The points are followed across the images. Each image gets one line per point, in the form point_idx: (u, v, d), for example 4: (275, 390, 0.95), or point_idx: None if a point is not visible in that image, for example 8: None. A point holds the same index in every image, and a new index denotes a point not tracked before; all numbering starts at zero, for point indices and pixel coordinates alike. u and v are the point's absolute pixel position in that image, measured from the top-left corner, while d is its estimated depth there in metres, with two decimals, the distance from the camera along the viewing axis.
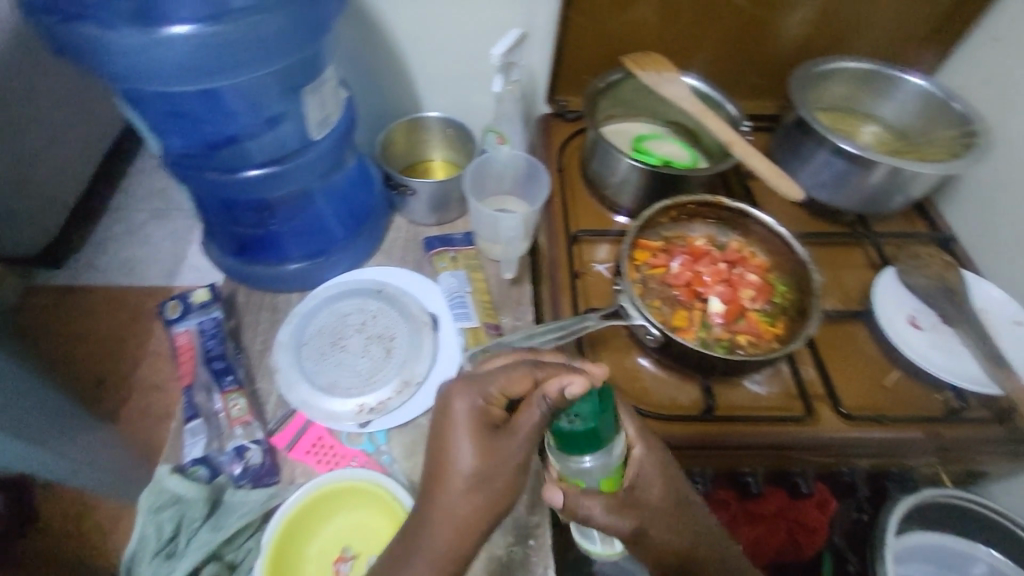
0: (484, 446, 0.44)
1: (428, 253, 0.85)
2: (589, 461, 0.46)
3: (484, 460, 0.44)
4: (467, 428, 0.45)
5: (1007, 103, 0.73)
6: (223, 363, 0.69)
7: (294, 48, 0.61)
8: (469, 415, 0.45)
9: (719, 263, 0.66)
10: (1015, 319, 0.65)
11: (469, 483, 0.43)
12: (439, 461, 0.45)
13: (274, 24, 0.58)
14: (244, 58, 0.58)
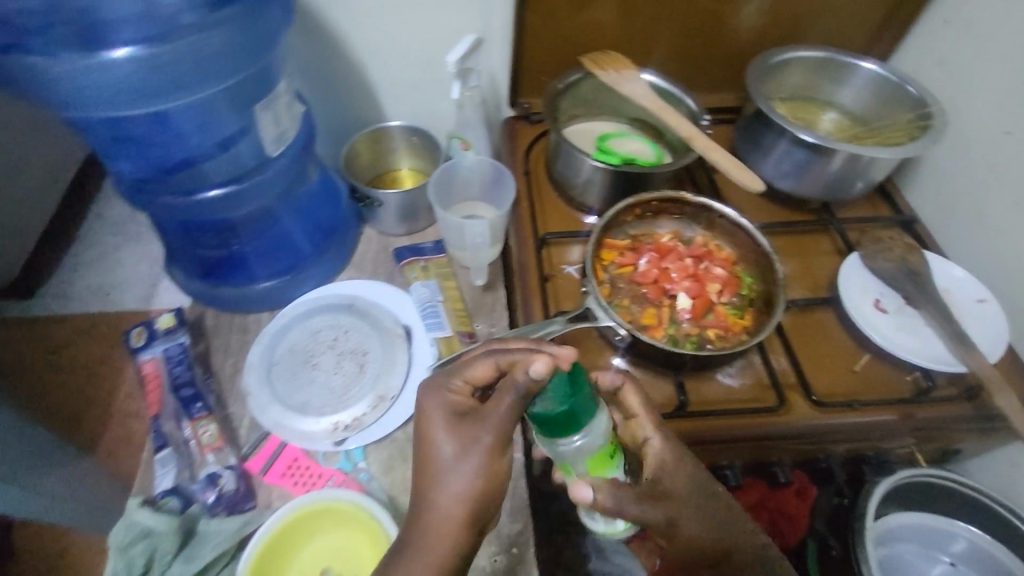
0: (457, 434, 0.45)
1: (399, 264, 0.84)
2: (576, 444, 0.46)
3: (461, 448, 0.44)
4: (439, 419, 0.46)
5: (959, 84, 0.74)
6: (192, 390, 0.68)
7: (243, 67, 0.61)
8: (438, 407, 0.46)
9: (686, 258, 0.66)
10: (978, 297, 0.66)
11: (452, 474, 0.44)
12: (422, 456, 0.46)
13: (220, 42, 0.58)
14: (194, 77, 0.57)
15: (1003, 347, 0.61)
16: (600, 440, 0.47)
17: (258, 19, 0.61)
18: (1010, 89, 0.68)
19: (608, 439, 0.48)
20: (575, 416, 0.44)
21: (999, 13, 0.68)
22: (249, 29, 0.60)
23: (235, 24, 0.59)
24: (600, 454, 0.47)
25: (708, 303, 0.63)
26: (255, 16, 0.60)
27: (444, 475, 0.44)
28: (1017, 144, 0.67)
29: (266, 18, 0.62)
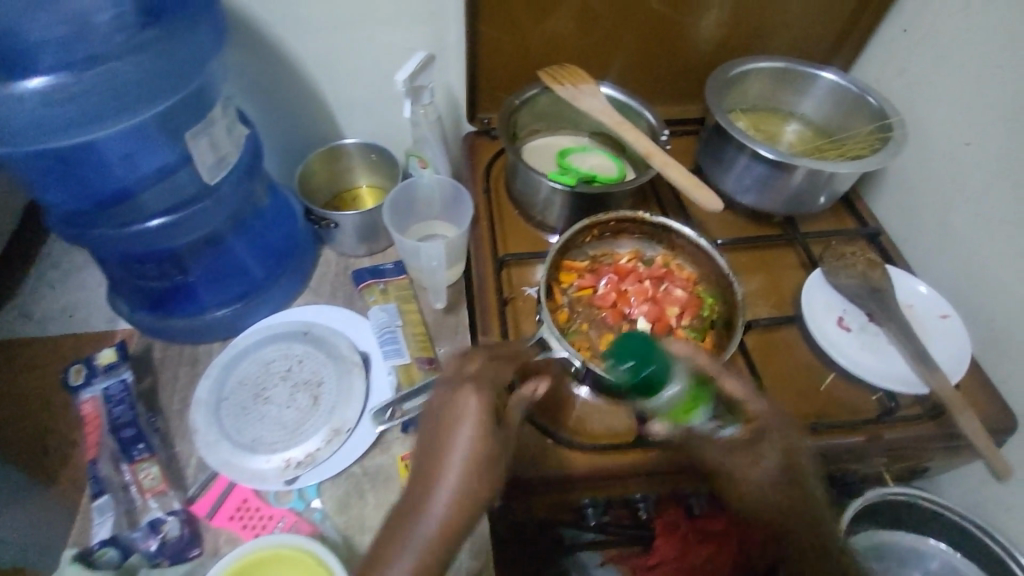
0: (479, 445, 0.44)
1: (358, 287, 0.80)
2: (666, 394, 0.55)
3: (475, 459, 0.43)
4: (465, 423, 0.45)
5: (918, 94, 0.73)
6: (134, 431, 0.64)
7: (173, 91, 0.58)
8: (467, 408, 0.46)
9: (645, 280, 0.64)
10: (942, 313, 0.65)
11: (457, 482, 0.43)
12: (430, 454, 0.44)
13: (144, 65, 0.54)
14: (117, 107, 0.54)
15: (966, 364, 0.61)
16: (680, 389, 0.55)
17: (187, 41, 0.57)
18: (967, 100, 0.67)
19: (688, 391, 0.56)
20: (652, 373, 0.54)
21: (954, 23, 0.68)
22: (175, 50, 0.57)
23: (159, 48, 0.55)
24: (682, 404, 0.55)
25: (667, 327, 0.61)
26: (183, 36, 0.57)
27: (448, 484, 0.42)
28: (976, 156, 0.67)
29: (196, 39, 0.58)
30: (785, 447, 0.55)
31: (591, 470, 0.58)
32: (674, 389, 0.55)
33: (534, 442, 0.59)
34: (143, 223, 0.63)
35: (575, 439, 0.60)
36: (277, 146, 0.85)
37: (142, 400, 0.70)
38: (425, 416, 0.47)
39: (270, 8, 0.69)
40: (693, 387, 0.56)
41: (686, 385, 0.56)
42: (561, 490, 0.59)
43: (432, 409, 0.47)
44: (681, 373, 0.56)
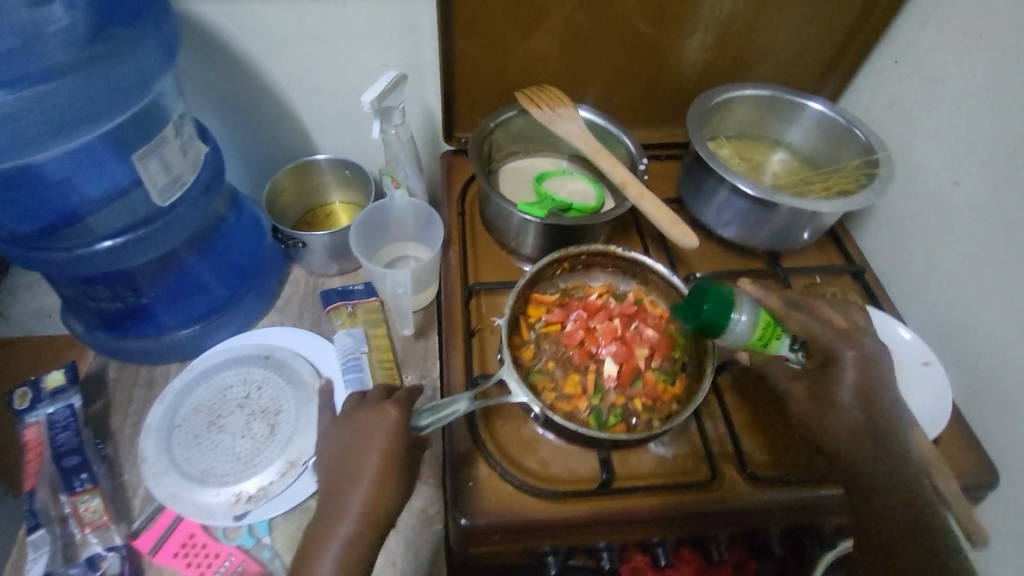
0: (389, 454, 0.51)
1: (325, 308, 0.77)
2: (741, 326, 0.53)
3: (385, 465, 0.50)
4: (378, 435, 0.52)
5: (906, 128, 0.71)
6: (78, 459, 0.62)
7: (118, 112, 0.56)
8: (380, 423, 0.52)
9: (616, 317, 0.61)
10: (924, 360, 0.62)
11: (372, 485, 0.50)
12: (348, 463, 0.52)
13: (84, 83, 0.52)
14: (53, 130, 0.51)
15: (944, 423, 0.59)
16: (752, 319, 0.53)
17: (134, 58, 0.55)
18: (955, 138, 0.64)
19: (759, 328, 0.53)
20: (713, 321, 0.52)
21: (945, 57, 0.65)
22: (118, 70, 0.54)
23: (102, 65, 0.53)
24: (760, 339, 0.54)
25: (636, 368, 0.59)
26: (129, 54, 0.55)
27: (364, 485, 0.50)
28: (963, 197, 0.64)
29: (141, 54, 0.56)
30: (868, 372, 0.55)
31: (554, 519, 0.55)
32: (747, 320, 0.52)
33: (493, 487, 0.56)
34: (96, 246, 0.60)
35: (533, 483, 0.57)
36: (249, 159, 0.83)
37: (92, 424, 0.67)
38: (341, 430, 0.54)
39: (235, 21, 0.66)
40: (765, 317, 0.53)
41: (756, 316, 0.53)
42: (519, 537, 0.56)
43: (342, 432, 0.54)
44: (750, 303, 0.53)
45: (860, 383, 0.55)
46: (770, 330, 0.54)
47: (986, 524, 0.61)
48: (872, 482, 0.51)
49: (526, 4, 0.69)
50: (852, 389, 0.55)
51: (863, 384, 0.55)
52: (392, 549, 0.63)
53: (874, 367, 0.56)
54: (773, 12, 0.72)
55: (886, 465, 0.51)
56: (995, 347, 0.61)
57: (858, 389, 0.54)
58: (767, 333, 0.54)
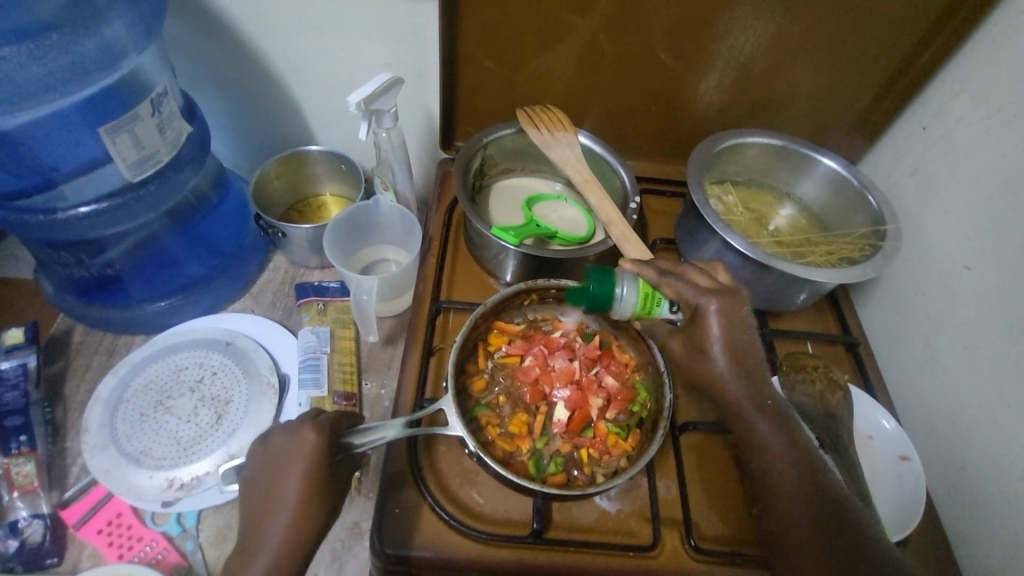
0: (308, 479, 0.48)
1: (297, 301, 0.75)
2: (624, 293, 0.51)
3: (303, 491, 0.47)
4: (296, 460, 0.49)
5: (924, 201, 0.66)
6: (20, 420, 0.62)
7: (84, 89, 0.56)
8: (298, 445, 0.49)
9: (576, 360, 0.59)
10: (903, 455, 0.58)
11: (291, 512, 0.47)
12: (268, 486, 0.49)
13: (35, 56, 0.51)
14: (18, 94, 0.52)
15: (917, 520, 0.53)
16: (633, 289, 0.51)
17: (94, 34, 0.55)
18: (973, 220, 0.59)
19: (639, 290, 0.51)
20: (594, 295, 0.52)
21: (974, 133, 0.60)
22: (85, 44, 0.54)
23: (51, 40, 0.52)
24: (641, 303, 0.51)
25: (588, 418, 0.56)
26: (90, 30, 0.54)
27: (282, 516, 0.47)
28: (974, 284, 0.59)
29: (102, 31, 0.55)
30: (734, 323, 0.49)
31: (477, 561, 0.52)
32: (629, 291, 0.51)
33: (422, 517, 0.54)
34: (70, 212, 0.60)
35: (462, 519, 0.54)
36: (249, 140, 0.82)
37: (46, 385, 0.67)
38: (262, 453, 0.51)
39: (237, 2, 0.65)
40: (647, 284, 0.51)
41: (637, 286, 0.51)
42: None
43: (266, 455, 0.51)
44: (631, 273, 0.52)
45: (733, 348, 0.49)
46: (653, 296, 0.51)
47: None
48: (804, 555, 0.43)
49: (536, 22, 0.66)
50: (774, 416, 0.48)
51: (752, 371, 0.49)
52: (317, 561, 0.61)
53: (750, 328, 0.50)
54: (797, 60, 0.68)
55: (820, 537, 0.43)
56: (983, 453, 0.56)
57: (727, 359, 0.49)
58: (650, 300, 0.51)
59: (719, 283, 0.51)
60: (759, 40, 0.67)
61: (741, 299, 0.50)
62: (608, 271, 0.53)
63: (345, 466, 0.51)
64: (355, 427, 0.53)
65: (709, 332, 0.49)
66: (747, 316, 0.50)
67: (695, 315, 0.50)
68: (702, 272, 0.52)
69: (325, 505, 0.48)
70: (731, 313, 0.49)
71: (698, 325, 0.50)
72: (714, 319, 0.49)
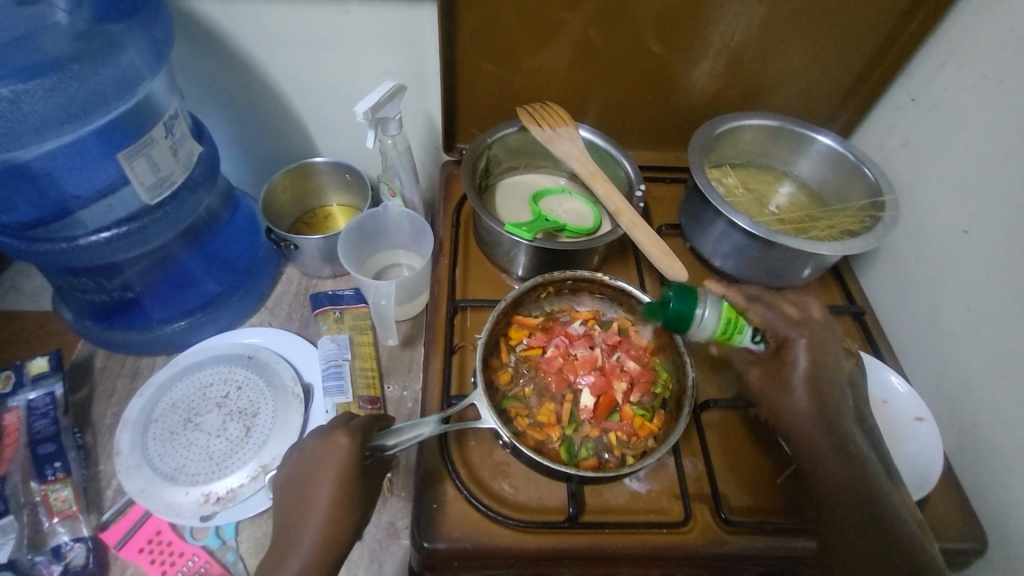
0: (347, 481, 0.49)
1: (313, 311, 0.76)
2: (707, 315, 0.52)
3: (340, 494, 0.48)
4: (330, 465, 0.49)
5: (918, 170, 0.68)
6: (53, 448, 0.63)
7: (99, 116, 0.57)
8: (331, 451, 0.50)
9: (596, 347, 0.61)
10: (917, 416, 0.60)
11: (326, 514, 0.47)
12: (302, 490, 0.49)
13: (54, 90, 0.52)
14: (38, 125, 0.53)
15: (935, 479, 0.56)
16: (716, 312, 0.51)
17: (109, 64, 0.56)
18: (968, 187, 0.61)
19: (724, 315, 0.51)
20: (675, 313, 0.51)
21: (964, 101, 0.62)
22: (100, 73, 0.55)
23: (72, 72, 0.53)
24: (723, 326, 0.51)
25: (614, 402, 0.58)
26: (106, 60, 0.55)
27: (318, 518, 0.47)
28: (971, 248, 0.61)
29: (118, 60, 0.56)
30: (819, 358, 0.51)
31: (514, 549, 0.53)
32: (711, 313, 0.51)
33: (458, 510, 0.55)
34: (91, 238, 0.61)
35: (498, 510, 0.55)
36: (253, 155, 0.83)
37: (73, 411, 0.68)
38: (294, 459, 0.52)
39: (236, 20, 0.66)
40: (731, 308, 0.51)
41: (721, 308, 0.52)
42: (481, 566, 0.55)
43: (298, 461, 0.51)
44: (714, 296, 0.52)
45: (815, 382, 0.51)
46: (736, 322, 0.51)
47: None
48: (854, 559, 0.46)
49: (532, 23, 0.67)
50: (835, 442, 0.49)
51: (822, 393, 0.50)
52: (356, 560, 0.62)
53: (835, 364, 0.52)
54: (786, 44, 0.70)
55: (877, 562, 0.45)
56: (994, 410, 0.58)
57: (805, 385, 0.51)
58: (732, 325, 0.51)
59: (808, 316, 0.53)
60: (750, 25, 0.68)
61: (829, 334, 0.53)
62: (692, 289, 0.52)
63: (379, 466, 0.52)
64: (385, 429, 0.53)
65: (796, 366, 0.51)
66: (835, 353, 0.52)
67: (781, 346, 0.52)
68: (794, 303, 0.54)
69: (366, 503, 0.49)
70: (819, 350, 0.51)
71: (782, 358, 0.52)
72: (802, 352, 0.51)
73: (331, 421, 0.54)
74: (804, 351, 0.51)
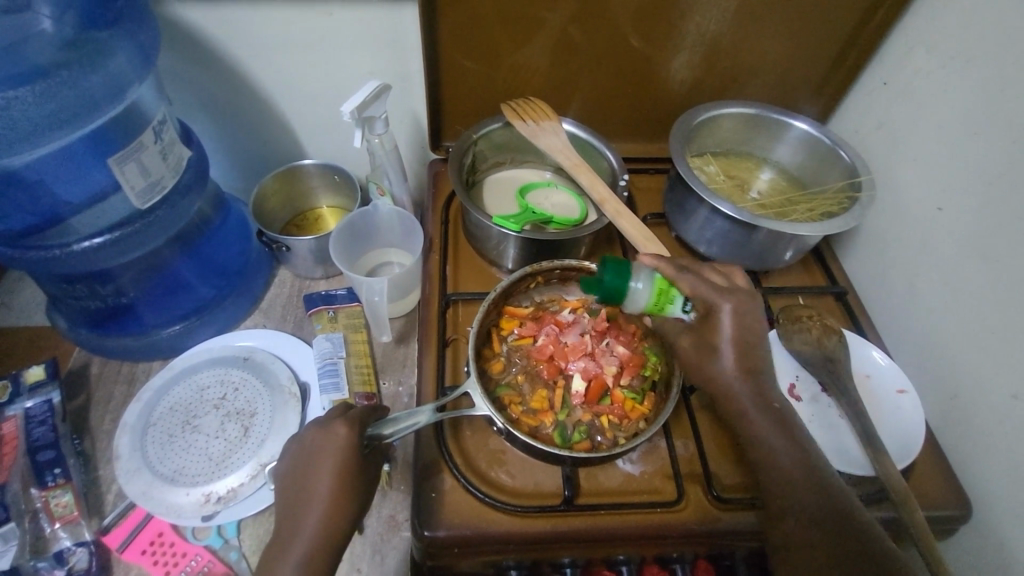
0: (344, 471, 0.49)
1: (307, 311, 0.76)
2: (638, 287, 0.54)
3: (337, 484, 0.49)
4: (330, 454, 0.50)
5: (892, 151, 0.70)
6: (52, 454, 0.63)
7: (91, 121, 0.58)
8: (330, 441, 0.51)
9: (586, 334, 0.62)
10: (900, 389, 0.62)
11: (325, 502, 0.48)
12: (301, 482, 0.50)
13: (44, 95, 0.53)
14: (30, 132, 0.54)
15: (918, 449, 0.57)
16: (648, 284, 0.54)
17: (100, 69, 0.57)
18: (940, 165, 0.63)
19: (654, 287, 0.54)
20: (608, 287, 0.54)
21: (935, 82, 0.64)
22: (90, 78, 0.56)
23: (61, 77, 0.53)
24: (655, 297, 0.54)
25: (604, 386, 0.59)
26: (97, 65, 0.56)
27: (318, 507, 0.48)
28: (946, 224, 0.63)
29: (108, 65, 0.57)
30: (743, 322, 0.51)
31: (514, 534, 0.54)
32: (644, 285, 0.54)
33: (457, 497, 0.56)
34: (83, 243, 0.62)
35: (496, 496, 0.56)
36: (243, 160, 0.84)
37: (71, 419, 0.69)
38: (292, 452, 0.52)
39: (220, 25, 0.67)
40: (663, 279, 0.53)
41: (653, 281, 0.54)
42: (480, 552, 0.56)
43: (295, 455, 0.52)
44: (647, 268, 0.54)
45: (740, 347, 0.50)
46: (667, 293, 0.53)
47: (952, 561, 0.60)
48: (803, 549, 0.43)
49: (512, 20, 0.69)
50: (779, 424, 0.48)
51: (748, 357, 0.50)
52: (357, 555, 0.63)
53: (761, 331, 0.51)
54: (761, 33, 0.72)
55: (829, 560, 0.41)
56: (974, 381, 0.60)
57: (733, 351, 0.50)
58: (663, 297, 0.53)
59: (733, 284, 0.53)
60: (725, 16, 0.70)
61: (754, 300, 0.52)
62: (626, 263, 0.54)
63: (374, 456, 0.53)
64: (384, 418, 0.54)
65: (721, 331, 0.50)
66: (759, 320, 0.52)
67: (708, 312, 0.52)
68: (720, 272, 0.55)
69: (363, 492, 0.50)
70: (744, 316, 0.51)
71: (709, 323, 0.51)
72: (727, 317, 0.50)
73: (327, 414, 0.55)
74: (744, 319, 0.51)
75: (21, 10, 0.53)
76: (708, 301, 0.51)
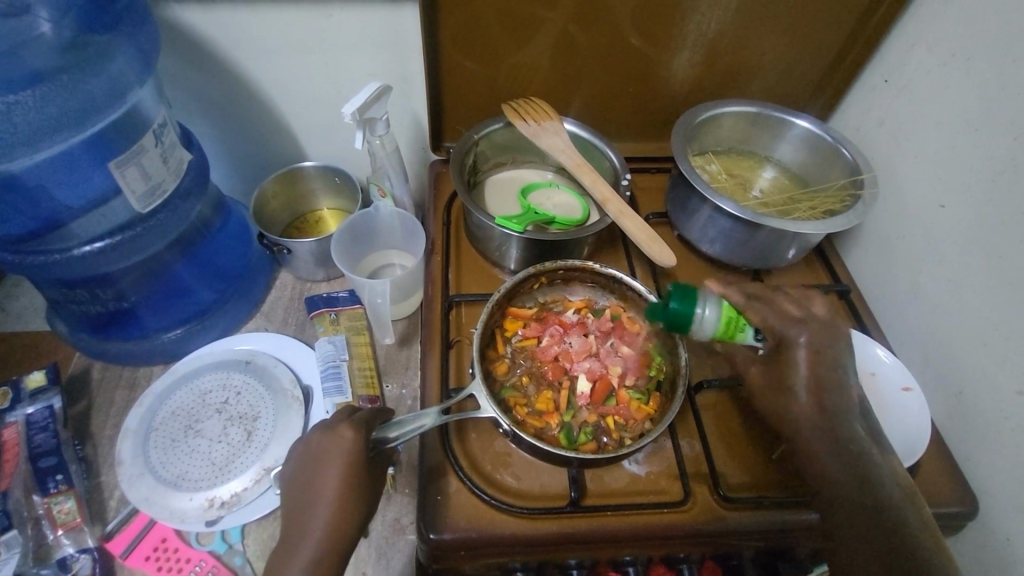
0: (349, 475, 0.49)
1: (309, 314, 0.76)
2: (706, 316, 0.53)
3: (345, 486, 0.49)
4: (336, 456, 0.50)
5: (894, 148, 0.70)
6: (54, 461, 0.63)
7: (91, 124, 0.57)
8: (335, 445, 0.50)
9: (590, 335, 0.62)
10: (904, 386, 0.61)
11: (331, 505, 0.48)
12: (306, 487, 0.50)
13: (46, 99, 0.53)
14: (30, 136, 0.54)
15: (923, 447, 0.57)
16: (717, 312, 0.52)
17: (101, 72, 0.57)
18: (942, 162, 0.63)
19: (724, 315, 0.52)
20: (674, 315, 0.53)
21: (935, 79, 0.64)
22: (89, 82, 0.56)
23: (62, 81, 0.54)
24: (724, 325, 0.53)
25: (609, 387, 0.59)
26: (97, 69, 0.57)
27: (324, 510, 0.48)
28: (948, 221, 0.63)
29: (107, 69, 0.57)
30: (818, 355, 0.52)
31: (519, 536, 0.54)
32: (712, 313, 0.52)
33: (463, 500, 0.56)
34: (84, 248, 0.62)
35: (500, 498, 0.56)
36: (243, 162, 0.84)
37: (73, 425, 0.68)
38: (297, 456, 0.52)
39: (219, 27, 0.67)
40: (732, 307, 0.53)
41: (721, 308, 0.53)
42: (488, 554, 0.55)
43: (299, 458, 0.52)
44: (715, 296, 0.53)
45: (817, 382, 0.51)
46: (736, 321, 0.53)
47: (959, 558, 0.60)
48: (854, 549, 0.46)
49: (513, 20, 0.68)
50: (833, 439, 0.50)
51: (822, 390, 0.51)
52: (362, 559, 0.63)
53: (841, 364, 0.52)
54: (762, 31, 0.72)
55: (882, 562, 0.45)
56: (979, 378, 0.59)
57: (808, 381, 0.51)
58: (733, 325, 0.53)
59: (809, 314, 0.54)
60: (727, 13, 0.70)
61: (830, 331, 0.53)
62: (692, 290, 0.53)
63: (379, 459, 0.52)
64: (391, 421, 0.54)
65: (797, 366, 0.52)
66: (838, 354, 0.52)
67: (783, 345, 0.53)
68: (795, 301, 0.55)
69: (369, 497, 0.50)
70: (822, 351, 0.52)
71: (785, 357, 0.53)
72: (802, 352, 0.52)
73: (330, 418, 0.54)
74: (821, 350, 0.52)
75: (21, 13, 0.53)
76: (784, 339, 0.53)
